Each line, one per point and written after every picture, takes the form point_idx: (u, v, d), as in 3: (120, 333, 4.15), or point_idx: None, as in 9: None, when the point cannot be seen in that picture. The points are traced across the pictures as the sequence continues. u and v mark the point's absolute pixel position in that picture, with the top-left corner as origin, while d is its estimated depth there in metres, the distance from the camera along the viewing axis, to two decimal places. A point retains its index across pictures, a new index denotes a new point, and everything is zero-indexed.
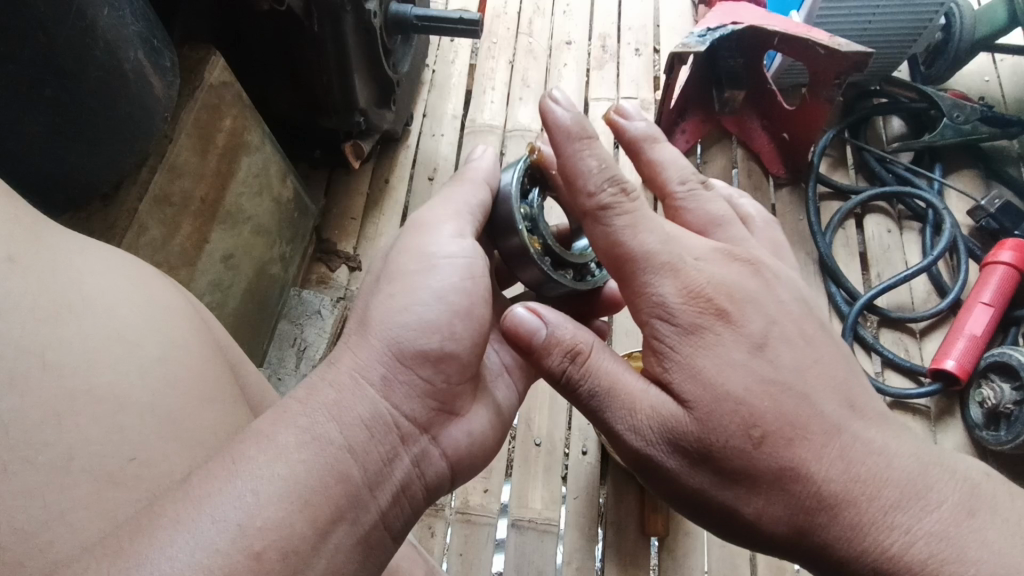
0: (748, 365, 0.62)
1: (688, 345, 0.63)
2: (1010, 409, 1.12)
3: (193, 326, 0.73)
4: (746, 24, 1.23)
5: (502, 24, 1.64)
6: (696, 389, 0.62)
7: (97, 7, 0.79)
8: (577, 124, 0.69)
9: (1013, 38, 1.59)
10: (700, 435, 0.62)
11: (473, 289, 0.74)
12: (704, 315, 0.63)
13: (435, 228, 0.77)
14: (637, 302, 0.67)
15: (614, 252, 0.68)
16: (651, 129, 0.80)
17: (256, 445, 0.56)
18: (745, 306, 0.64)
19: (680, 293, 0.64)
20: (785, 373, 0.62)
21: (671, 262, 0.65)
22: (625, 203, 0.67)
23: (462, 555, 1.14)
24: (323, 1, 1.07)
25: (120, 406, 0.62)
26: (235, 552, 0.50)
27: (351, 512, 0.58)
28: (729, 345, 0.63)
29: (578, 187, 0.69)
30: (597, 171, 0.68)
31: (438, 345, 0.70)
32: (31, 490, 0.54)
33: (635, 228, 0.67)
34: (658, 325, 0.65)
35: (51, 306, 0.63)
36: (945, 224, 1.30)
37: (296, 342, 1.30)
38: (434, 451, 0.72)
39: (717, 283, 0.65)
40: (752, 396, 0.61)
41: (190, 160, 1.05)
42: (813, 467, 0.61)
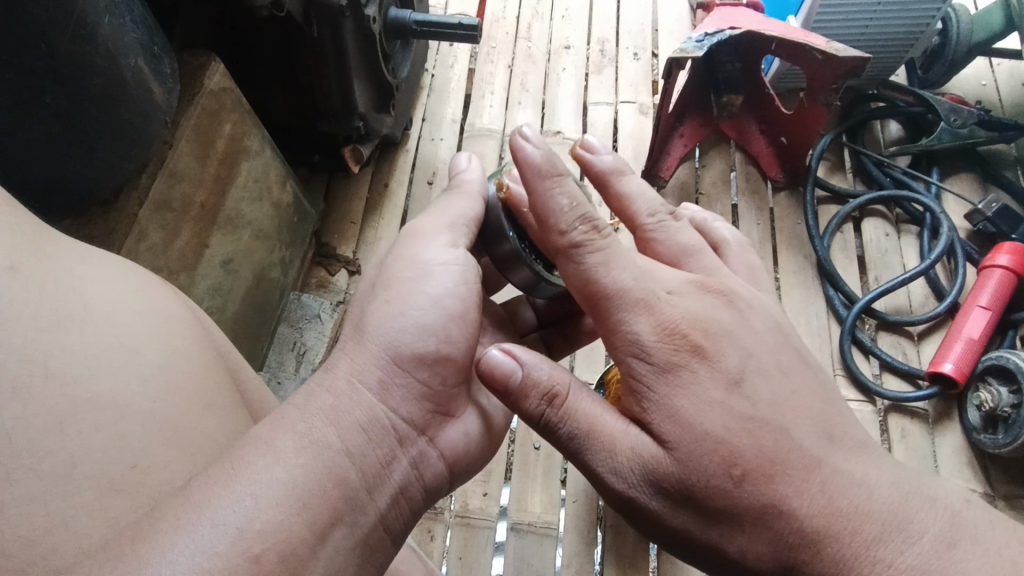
0: (726, 403, 0.62)
1: (665, 384, 0.63)
2: (1008, 413, 1.13)
3: (193, 333, 0.74)
4: (745, 28, 1.23)
5: (501, 28, 1.65)
6: (675, 429, 0.63)
7: (98, 15, 0.79)
8: (547, 162, 0.67)
9: (1010, 42, 1.60)
10: (681, 476, 0.63)
11: (467, 295, 0.75)
12: (680, 352, 0.64)
13: (430, 237, 0.78)
14: (611, 339, 0.66)
15: (587, 290, 0.67)
16: (618, 162, 0.77)
17: (256, 451, 0.56)
18: (720, 342, 0.65)
19: (656, 329, 0.64)
20: (757, 410, 0.63)
21: (645, 298, 0.65)
22: (596, 241, 0.66)
23: (461, 558, 1.15)
24: (323, 6, 1.08)
25: (121, 414, 0.62)
26: (235, 555, 0.50)
27: (349, 514, 0.59)
28: (706, 384, 0.63)
29: (549, 225, 0.67)
30: (568, 210, 0.67)
31: (435, 348, 0.71)
32: (34, 498, 0.54)
33: (607, 265, 0.66)
34: (634, 362, 0.65)
35: (52, 315, 0.64)
36: (942, 227, 1.31)
37: (296, 346, 1.31)
38: (432, 453, 0.72)
39: (693, 319, 0.65)
40: (732, 434, 0.62)
41: (190, 166, 1.05)
42: (794, 504, 0.62)
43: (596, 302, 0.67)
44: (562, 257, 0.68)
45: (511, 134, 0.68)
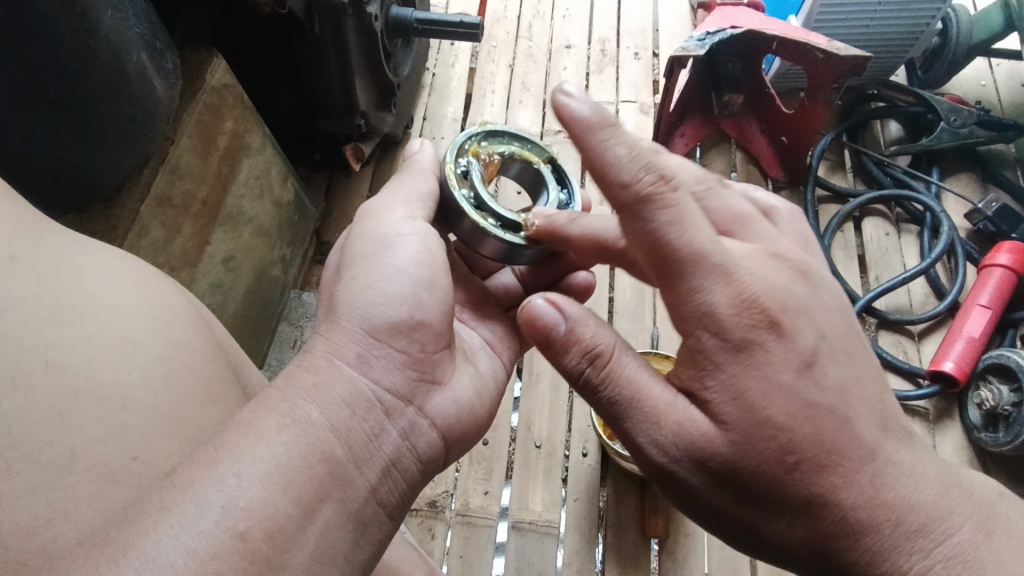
0: (794, 387, 0.61)
1: (737, 362, 0.61)
2: (1009, 411, 1.13)
3: (192, 325, 0.73)
4: (746, 28, 1.24)
5: (502, 28, 1.65)
6: (736, 411, 0.61)
7: (99, 9, 0.79)
8: (597, 113, 0.61)
9: (1009, 43, 1.61)
10: (730, 457, 0.62)
11: (432, 261, 0.75)
12: (758, 326, 0.61)
13: (387, 215, 0.78)
14: (682, 310, 0.62)
15: (656, 252, 0.62)
16: None
17: (240, 432, 0.56)
18: (797, 318, 0.62)
19: (730, 299, 0.61)
20: (825, 396, 0.61)
21: (722, 263, 0.61)
22: (666, 194, 0.60)
23: (462, 557, 1.14)
24: (323, 3, 1.07)
25: (122, 405, 0.61)
26: (220, 533, 0.50)
27: (337, 490, 0.58)
28: (779, 364, 0.61)
29: (609, 180, 0.61)
30: (629, 161, 0.60)
31: (409, 315, 0.70)
32: (34, 489, 0.54)
33: (679, 223, 0.60)
34: (703, 336, 0.62)
35: (52, 305, 0.63)
36: (942, 227, 1.31)
37: (296, 344, 1.31)
38: (423, 422, 0.71)
39: (771, 292, 0.61)
40: (794, 422, 0.60)
41: (191, 162, 1.05)
42: (843, 495, 0.61)
43: (664, 265, 0.62)
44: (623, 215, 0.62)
45: (549, 92, 0.62)
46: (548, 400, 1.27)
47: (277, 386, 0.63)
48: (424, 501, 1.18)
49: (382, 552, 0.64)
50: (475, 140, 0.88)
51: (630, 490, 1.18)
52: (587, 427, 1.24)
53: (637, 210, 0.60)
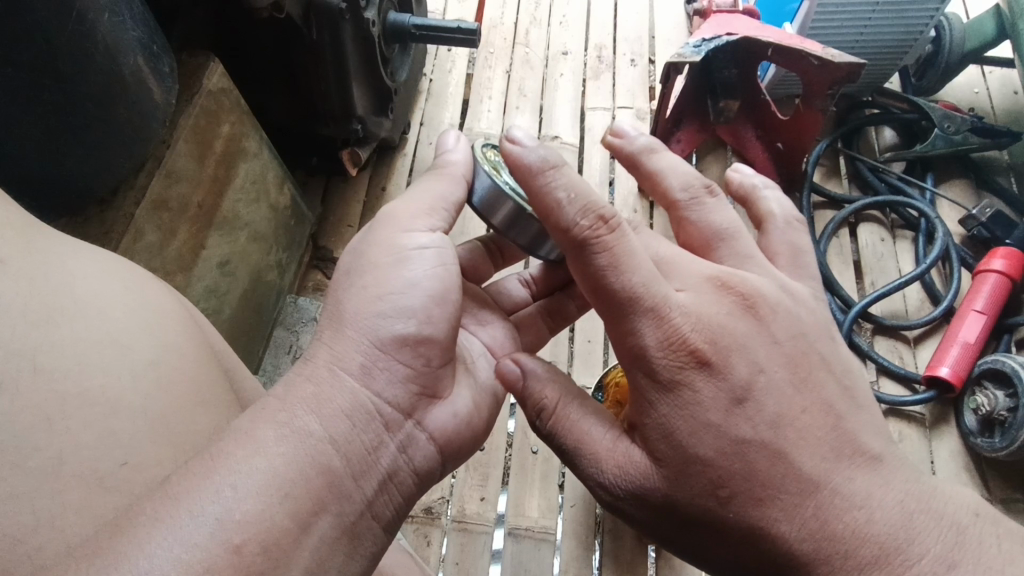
0: (721, 425, 0.61)
1: (668, 402, 0.62)
2: (1004, 416, 1.13)
3: (185, 331, 0.73)
4: (741, 35, 1.25)
5: (498, 34, 1.66)
6: (667, 449, 0.62)
7: (98, 13, 0.79)
8: (539, 158, 0.65)
9: (1001, 51, 1.62)
10: (667, 492, 0.63)
11: (446, 276, 0.73)
12: (685, 367, 0.61)
13: (406, 221, 0.76)
14: (621, 344, 0.64)
15: (596, 291, 0.63)
16: (651, 142, 0.79)
17: (236, 442, 0.56)
18: (728, 355, 0.62)
19: (659, 338, 0.62)
20: (756, 432, 0.61)
21: (653, 304, 0.61)
22: (604, 236, 0.62)
23: (457, 564, 1.13)
24: (323, 9, 1.07)
25: (112, 410, 0.61)
26: (214, 545, 0.49)
27: (334, 503, 0.58)
28: (707, 403, 0.61)
29: (553, 222, 0.64)
30: (570, 203, 0.64)
31: (416, 329, 0.69)
32: (20, 494, 0.53)
33: (617, 266, 0.62)
34: (639, 374, 0.63)
35: (42, 310, 0.63)
36: (938, 232, 1.31)
37: (291, 349, 1.30)
38: (420, 435, 0.70)
39: (701, 326, 0.62)
40: (722, 459, 0.61)
41: (188, 166, 1.04)
42: (782, 528, 0.61)
43: (599, 295, 0.63)
44: (633, 165, 0.80)
45: (499, 140, 0.67)
46: None
47: (274, 395, 0.62)
48: (419, 507, 1.17)
49: (377, 563, 0.64)
50: (491, 150, 0.90)
51: None
52: None
53: (661, 150, 0.79)
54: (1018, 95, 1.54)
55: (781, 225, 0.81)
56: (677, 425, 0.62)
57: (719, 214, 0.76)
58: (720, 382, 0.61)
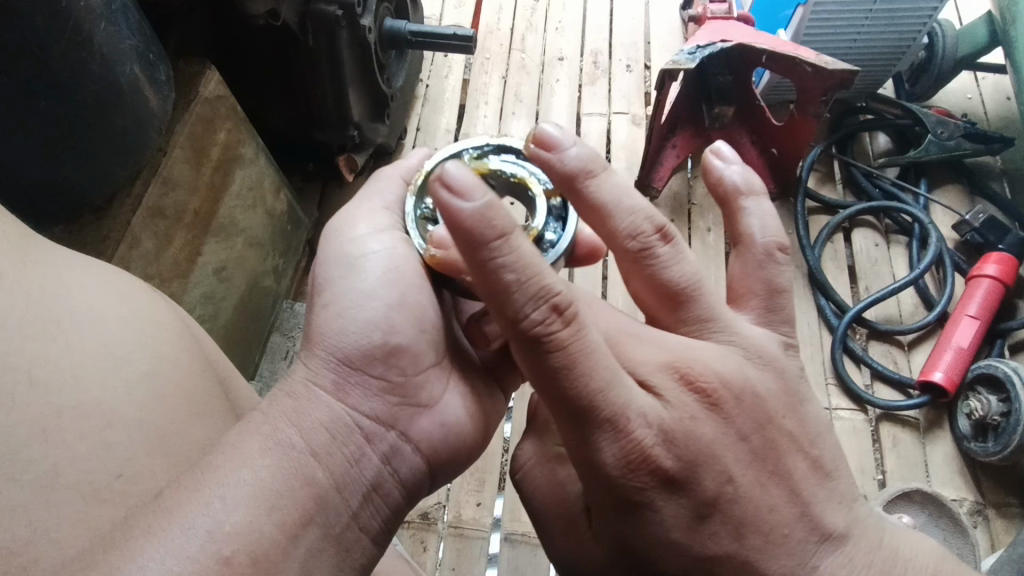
0: (683, 545, 0.56)
1: (627, 518, 0.56)
2: (997, 421, 1.14)
3: (182, 342, 0.73)
4: (735, 42, 1.25)
5: (495, 40, 1.67)
6: (628, 555, 0.59)
7: (94, 22, 0.79)
8: (483, 224, 0.46)
9: (994, 57, 1.63)
10: None
11: (399, 279, 0.70)
12: (643, 483, 0.54)
13: (349, 231, 0.73)
14: (572, 445, 0.55)
15: (547, 391, 0.52)
16: (586, 156, 0.60)
17: (223, 456, 0.57)
18: (695, 470, 0.55)
19: (618, 454, 0.53)
20: (722, 547, 0.55)
21: (610, 416, 0.52)
22: (561, 335, 0.49)
23: (454, 570, 1.14)
24: (318, 16, 1.08)
25: (108, 422, 0.61)
26: (203, 556, 0.50)
27: (318, 514, 0.58)
28: (667, 522, 0.56)
29: (497, 311, 0.50)
30: (521, 288, 0.48)
31: (382, 340, 0.68)
32: (17, 507, 0.53)
33: (576, 371, 0.50)
34: (593, 483, 0.56)
35: (38, 322, 0.63)
36: (931, 238, 1.32)
37: (288, 355, 1.30)
38: (407, 447, 0.69)
39: (662, 437, 0.54)
40: (686, 574, 0.57)
41: (184, 173, 1.04)
42: None
43: (551, 395, 0.52)
44: (570, 189, 0.61)
45: (429, 182, 0.47)
46: None
47: (259, 412, 0.64)
48: (415, 512, 1.18)
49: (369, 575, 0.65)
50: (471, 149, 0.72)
51: None
52: None
53: (601, 169, 0.61)
54: (1010, 101, 1.56)
55: (757, 254, 0.63)
56: (633, 539, 0.57)
57: (674, 269, 0.60)
58: (683, 499, 0.55)
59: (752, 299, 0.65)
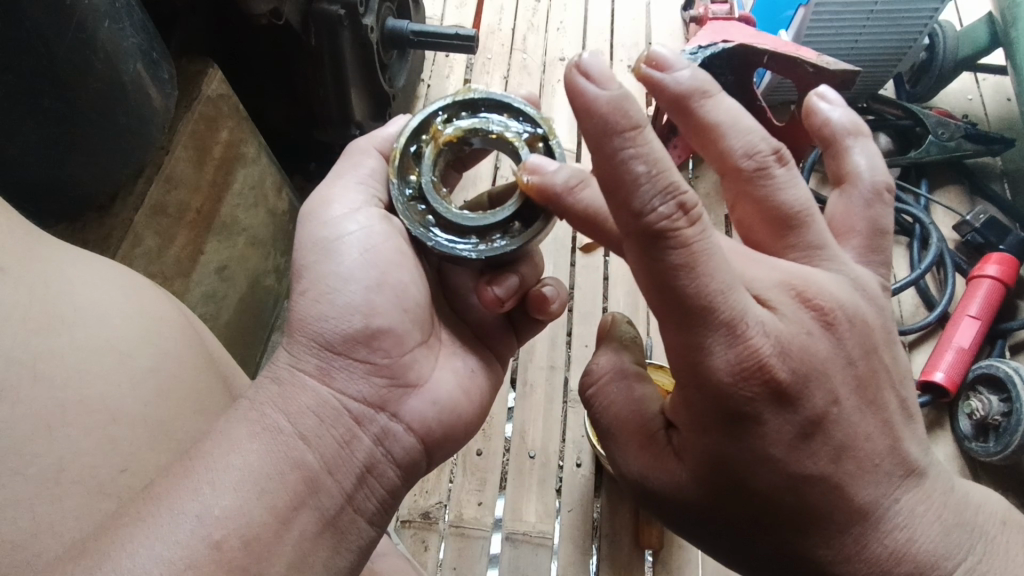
0: (781, 463, 0.56)
1: (732, 430, 0.56)
2: (998, 420, 1.14)
3: (185, 337, 0.73)
4: (737, 42, 1.25)
5: (496, 40, 1.67)
6: (715, 472, 0.58)
7: (98, 20, 0.79)
8: (615, 111, 0.48)
9: (994, 59, 1.64)
10: (703, 507, 0.61)
11: (377, 258, 0.70)
12: (752, 393, 0.54)
13: (326, 212, 0.73)
14: (679, 351, 0.55)
15: (660, 290, 0.52)
16: (699, 78, 0.62)
17: (214, 443, 0.58)
18: (806, 385, 0.55)
19: (732, 360, 0.53)
20: (818, 468, 0.56)
21: (729, 319, 0.52)
22: (683, 231, 0.49)
23: (456, 569, 1.14)
24: (321, 16, 1.08)
25: (113, 417, 0.62)
26: (196, 543, 0.51)
27: (312, 498, 0.59)
28: (771, 436, 0.55)
29: (615, 202, 0.49)
30: (647, 179, 0.48)
31: (362, 323, 0.68)
32: (21, 501, 0.54)
33: (695, 270, 0.50)
34: (697, 393, 0.56)
35: (41, 317, 0.63)
36: (932, 237, 1.32)
37: None
38: (398, 426, 0.69)
39: (779, 349, 0.54)
40: (773, 490, 0.57)
41: (186, 172, 1.05)
42: (818, 552, 0.58)
43: (667, 298, 0.52)
44: (681, 110, 0.63)
45: (566, 72, 0.50)
46: (543, 410, 1.27)
47: (246, 399, 0.64)
48: (416, 512, 1.17)
49: (364, 560, 0.65)
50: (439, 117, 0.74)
51: (625, 503, 1.18)
52: (581, 437, 1.24)
53: (714, 92, 0.62)
54: (1010, 102, 1.56)
55: (864, 192, 0.69)
56: (733, 453, 0.57)
57: (789, 190, 0.62)
58: (790, 415, 0.55)
59: (854, 236, 0.69)
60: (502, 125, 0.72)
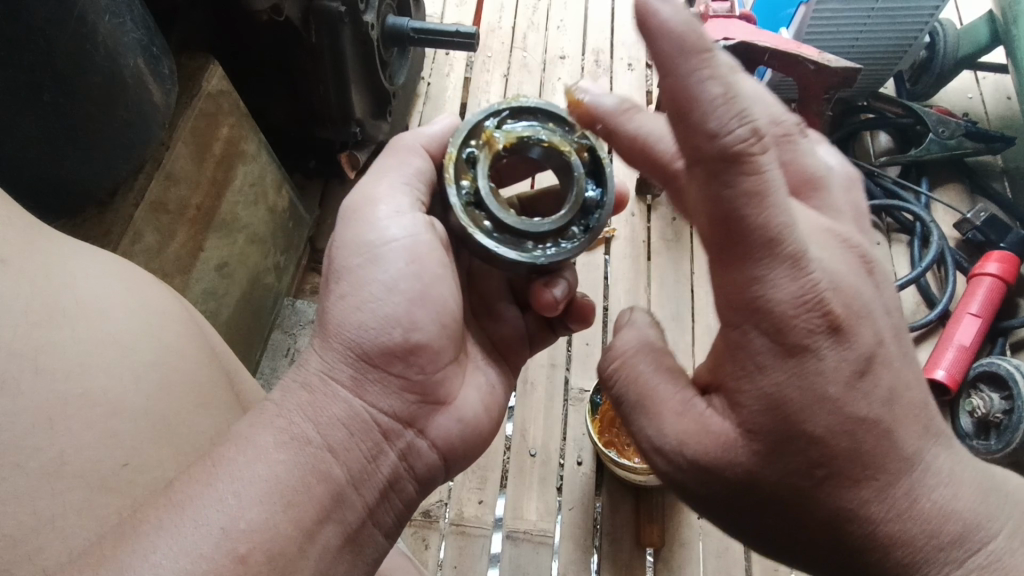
0: (838, 403, 0.54)
1: (786, 369, 0.54)
2: (1000, 418, 1.14)
3: (187, 331, 0.72)
4: (739, 40, 1.23)
5: (496, 38, 1.67)
6: (768, 421, 0.55)
7: (98, 14, 0.79)
8: (694, 31, 0.47)
9: (994, 57, 1.64)
10: (752, 468, 0.57)
11: (422, 270, 0.70)
12: (812, 329, 0.53)
13: (371, 213, 0.72)
14: (735, 290, 0.54)
15: (721, 221, 0.51)
16: None
17: (236, 447, 0.57)
18: (859, 322, 0.54)
19: (793, 293, 0.52)
20: (871, 410, 0.54)
21: (793, 252, 0.51)
22: (757, 156, 0.48)
23: (456, 567, 1.13)
24: (321, 13, 1.07)
25: (114, 410, 0.61)
26: (219, 556, 0.51)
27: (336, 512, 0.60)
28: (828, 375, 0.53)
29: (692, 125, 0.48)
30: (721, 103, 0.48)
31: (402, 338, 0.67)
32: (20, 496, 0.53)
33: (762, 195, 0.49)
34: (751, 331, 0.54)
35: (43, 310, 0.62)
36: (934, 236, 1.32)
37: (289, 352, 1.28)
38: (422, 443, 0.71)
39: (834, 287, 0.53)
40: (830, 437, 0.54)
41: (186, 168, 1.04)
42: (873, 510, 0.56)
43: (729, 229, 0.51)
44: None
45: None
46: (543, 408, 1.26)
47: (273, 401, 0.64)
48: (417, 511, 1.17)
49: (369, 558, 0.65)
50: (490, 121, 0.73)
51: (625, 501, 1.18)
52: (581, 435, 1.24)
53: None
54: (1010, 101, 1.56)
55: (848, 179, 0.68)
56: (791, 394, 0.54)
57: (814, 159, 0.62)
58: (846, 351, 0.54)
59: None
60: (549, 133, 0.73)
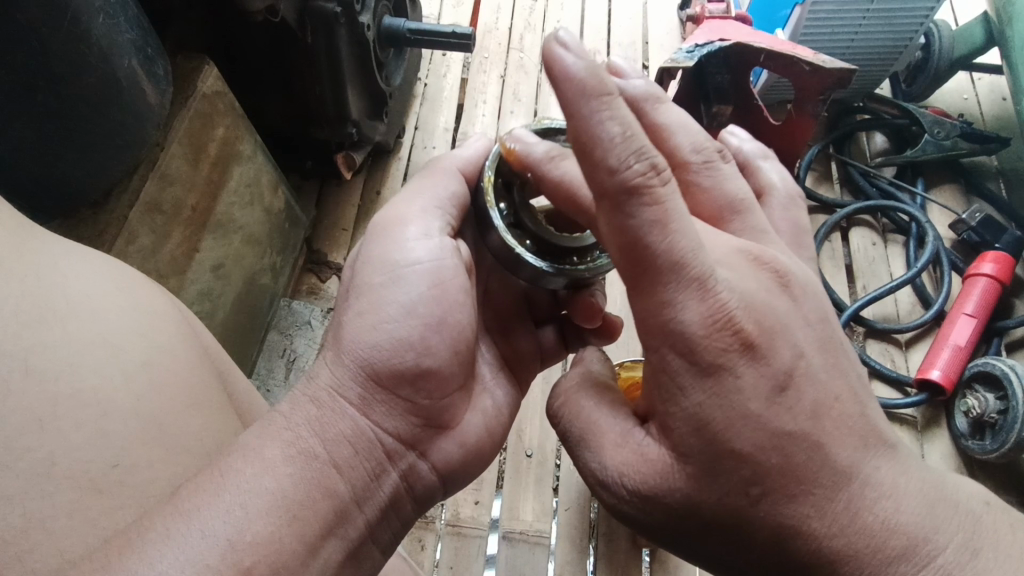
0: (761, 419, 0.54)
1: (703, 390, 0.54)
2: (995, 418, 1.14)
3: (179, 331, 0.72)
4: (734, 41, 1.24)
5: (493, 39, 1.67)
6: (697, 443, 0.55)
7: (92, 15, 0.79)
8: (594, 76, 0.47)
9: (990, 58, 1.64)
10: (690, 493, 0.57)
11: (443, 296, 0.70)
12: (726, 351, 0.53)
13: (399, 231, 0.72)
14: (649, 318, 0.53)
15: (630, 254, 0.51)
16: (651, 88, 0.63)
17: (244, 458, 0.57)
18: (773, 338, 0.54)
19: (704, 316, 0.52)
20: (797, 424, 0.55)
21: (700, 274, 0.51)
22: (657, 190, 0.48)
23: (452, 568, 1.13)
24: (317, 13, 1.08)
25: (104, 411, 0.61)
26: (224, 566, 0.51)
27: (339, 527, 0.61)
28: (747, 392, 0.54)
29: (592, 164, 0.48)
30: (620, 141, 0.47)
31: (414, 362, 0.67)
32: (10, 497, 0.53)
33: (665, 225, 0.49)
34: (668, 354, 0.54)
35: (35, 311, 0.63)
36: (928, 236, 1.32)
37: (285, 353, 1.29)
38: (423, 466, 0.72)
39: (747, 308, 0.53)
40: (759, 454, 0.55)
41: (181, 168, 1.04)
42: (813, 525, 0.56)
43: (636, 258, 0.51)
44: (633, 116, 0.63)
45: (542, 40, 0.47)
46: (540, 409, 1.26)
47: (280, 412, 0.64)
48: None
49: (362, 558, 0.65)
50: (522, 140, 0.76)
51: None
52: None
53: (664, 100, 0.63)
54: (1005, 101, 1.57)
55: (782, 199, 0.75)
56: (713, 415, 0.54)
57: (733, 181, 0.64)
58: (762, 368, 0.54)
59: None
60: None
